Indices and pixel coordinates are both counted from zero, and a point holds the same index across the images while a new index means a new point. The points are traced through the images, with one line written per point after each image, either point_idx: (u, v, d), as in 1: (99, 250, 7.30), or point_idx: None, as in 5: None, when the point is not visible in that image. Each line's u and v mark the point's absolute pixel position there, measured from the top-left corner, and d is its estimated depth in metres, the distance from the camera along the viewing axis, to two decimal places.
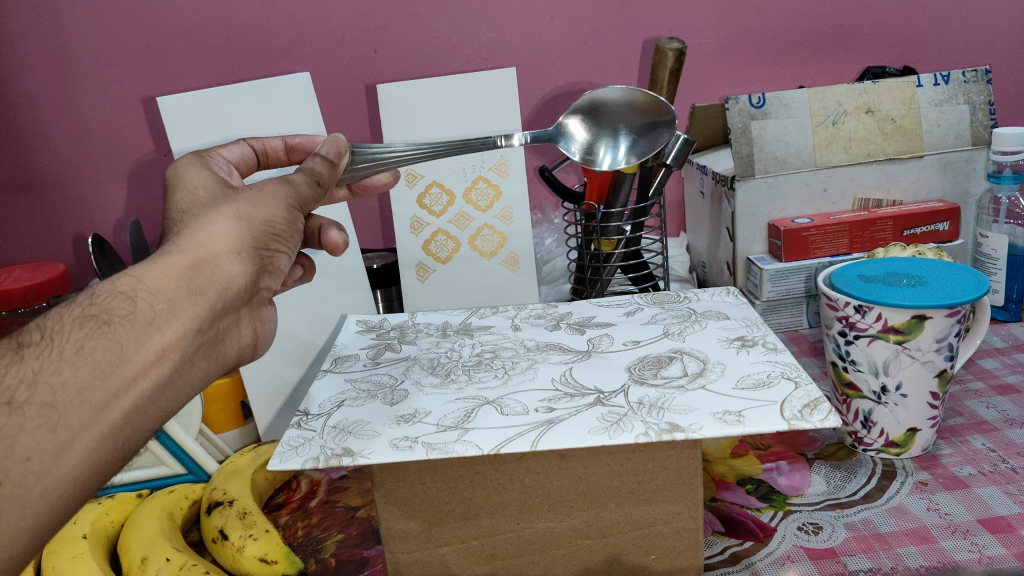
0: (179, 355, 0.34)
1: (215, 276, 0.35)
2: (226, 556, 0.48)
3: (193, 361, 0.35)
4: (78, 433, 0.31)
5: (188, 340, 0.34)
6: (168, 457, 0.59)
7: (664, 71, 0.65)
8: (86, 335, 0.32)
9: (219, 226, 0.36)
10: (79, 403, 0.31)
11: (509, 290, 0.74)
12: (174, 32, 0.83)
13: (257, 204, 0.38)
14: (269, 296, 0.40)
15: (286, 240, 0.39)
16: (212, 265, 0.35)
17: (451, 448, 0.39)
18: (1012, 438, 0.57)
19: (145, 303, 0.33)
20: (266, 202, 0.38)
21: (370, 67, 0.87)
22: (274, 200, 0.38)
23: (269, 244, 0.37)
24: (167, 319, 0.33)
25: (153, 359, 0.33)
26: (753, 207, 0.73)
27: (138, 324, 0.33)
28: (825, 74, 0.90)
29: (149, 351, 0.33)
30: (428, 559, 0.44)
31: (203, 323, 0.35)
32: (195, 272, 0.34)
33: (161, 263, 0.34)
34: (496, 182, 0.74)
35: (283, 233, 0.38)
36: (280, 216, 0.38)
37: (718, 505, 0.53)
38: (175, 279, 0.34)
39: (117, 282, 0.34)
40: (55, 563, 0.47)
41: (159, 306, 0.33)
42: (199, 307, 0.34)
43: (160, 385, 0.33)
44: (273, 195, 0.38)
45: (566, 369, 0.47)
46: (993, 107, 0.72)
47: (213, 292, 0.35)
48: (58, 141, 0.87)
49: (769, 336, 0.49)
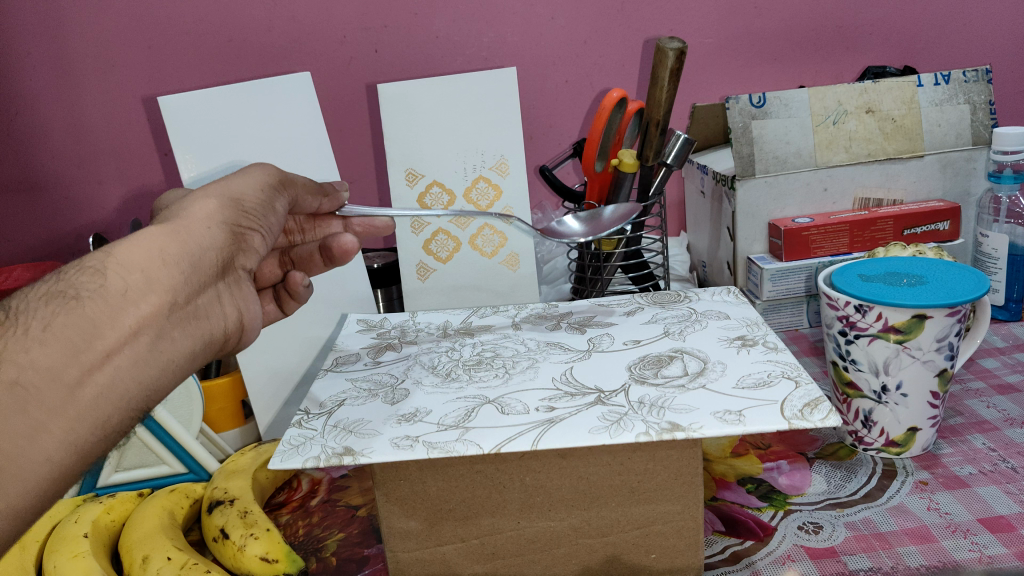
0: (155, 330, 0.33)
1: (188, 247, 0.35)
2: (227, 556, 0.48)
3: (173, 335, 0.34)
4: (51, 414, 0.30)
5: (164, 314, 0.33)
6: (168, 455, 0.59)
7: (665, 71, 0.65)
8: (56, 310, 0.30)
9: (194, 203, 0.37)
10: (52, 382, 0.30)
11: (510, 289, 0.74)
12: (174, 32, 0.83)
13: (226, 186, 0.39)
14: (248, 279, 0.40)
15: (258, 219, 0.40)
16: (184, 238, 0.35)
17: (452, 447, 0.39)
18: (1012, 438, 0.57)
19: (116, 276, 0.32)
20: (230, 186, 0.39)
21: (370, 66, 0.87)
22: (240, 185, 0.40)
23: (241, 220, 0.38)
24: (142, 292, 0.32)
25: (128, 333, 0.32)
26: (753, 207, 0.73)
27: (112, 298, 0.31)
28: (825, 73, 0.90)
29: (124, 325, 0.31)
30: (429, 557, 0.44)
31: (180, 296, 0.34)
32: (169, 240, 0.34)
33: (133, 237, 0.33)
34: (496, 182, 0.74)
35: (252, 211, 0.39)
36: (246, 197, 0.39)
37: (719, 503, 0.53)
38: (148, 251, 0.33)
39: (86, 259, 0.33)
40: (57, 563, 0.47)
41: (133, 279, 0.32)
42: (175, 277, 0.33)
43: (137, 362, 0.32)
44: (244, 183, 0.40)
45: (566, 368, 0.47)
46: (994, 107, 0.72)
47: (188, 264, 0.34)
48: (58, 140, 0.87)
49: (770, 335, 0.49)
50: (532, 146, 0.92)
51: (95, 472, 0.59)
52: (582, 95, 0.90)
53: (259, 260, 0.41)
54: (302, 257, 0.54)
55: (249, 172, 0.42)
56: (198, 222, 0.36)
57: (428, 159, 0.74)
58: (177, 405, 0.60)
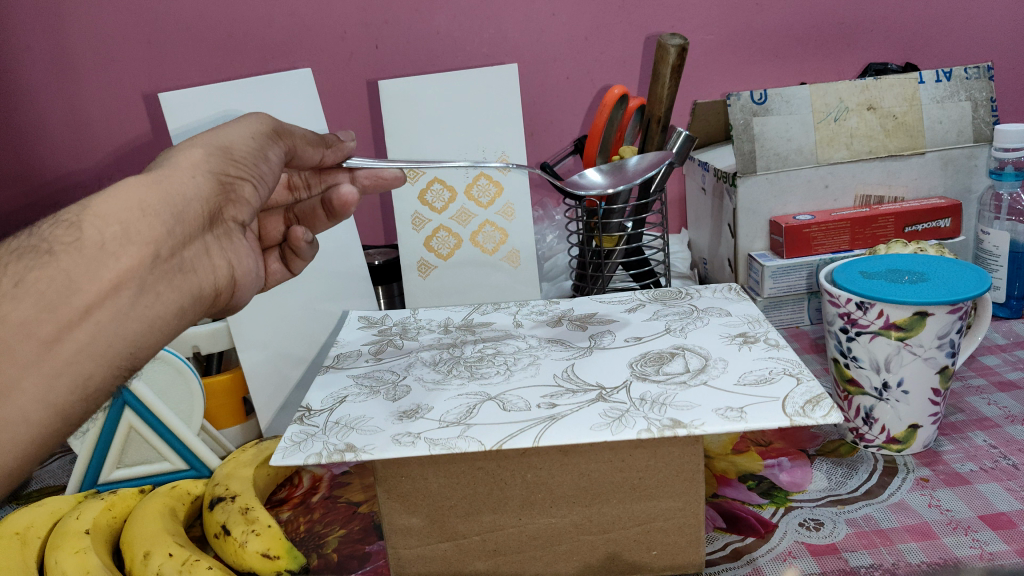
0: (137, 284, 0.32)
1: (170, 198, 0.34)
2: (229, 552, 0.48)
3: (158, 289, 0.33)
4: (26, 369, 0.30)
5: (146, 266, 0.33)
6: (168, 451, 0.59)
7: (667, 68, 0.65)
8: (30, 265, 0.31)
9: (181, 153, 0.37)
10: (25, 337, 0.30)
11: (511, 286, 0.74)
12: (175, 28, 0.83)
13: (215, 135, 0.39)
14: (241, 231, 0.40)
15: (249, 167, 0.39)
16: (166, 187, 0.34)
17: (454, 443, 0.39)
18: (1013, 435, 0.57)
19: (93, 229, 0.32)
20: (219, 134, 0.39)
21: (371, 63, 0.87)
22: (230, 133, 0.39)
23: (230, 168, 0.38)
24: (120, 244, 0.32)
25: (108, 288, 0.31)
26: (754, 204, 0.73)
27: (88, 252, 0.31)
28: (826, 70, 0.89)
29: (103, 279, 0.31)
30: (430, 554, 0.44)
31: (163, 248, 0.33)
32: (149, 190, 0.34)
33: (111, 188, 0.33)
34: (497, 179, 0.74)
35: (243, 159, 0.38)
36: (236, 144, 0.39)
37: (720, 500, 0.53)
38: (127, 202, 0.33)
39: (65, 214, 0.33)
40: (58, 559, 0.47)
41: (111, 231, 0.32)
42: (156, 229, 0.33)
43: (118, 317, 0.32)
44: (235, 130, 0.40)
45: (568, 365, 0.47)
46: (995, 104, 0.72)
47: (170, 215, 0.34)
48: (58, 135, 0.86)
49: (771, 332, 0.49)
50: (533, 142, 0.92)
51: (96, 468, 0.58)
52: (583, 91, 0.89)
53: (254, 212, 0.40)
54: (305, 213, 0.55)
55: (243, 120, 0.41)
56: (182, 171, 0.36)
57: (429, 155, 0.74)
58: (178, 402, 0.60)
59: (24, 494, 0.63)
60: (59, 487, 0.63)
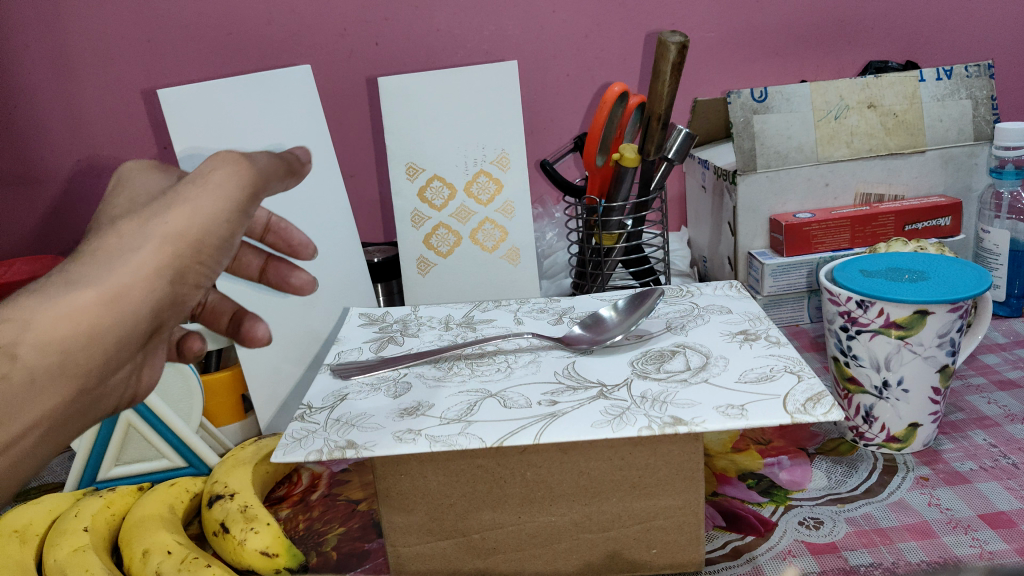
0: (56, 420, 0.29)
1: (114, 321, 0.29)
2: (228, 550, 0.48)
3: (74, 418, 0.30)
4: None
5: (72, 400, 0.30)
6: (167, 449, 0.58)
7: (667, 65, 0.64)
8: None
9: (144, 241, 0.30)
10: None
11: (511, 283, 0.74)
12: (174, 25, 0.83)
13: (194, 208, 0.31)
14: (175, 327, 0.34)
15: (211, 265, 0.32)
16: (116, 307, 0.29)
17: (455, 440, 0.39)
18: (1013, 434, 0.57)
19: (27, 358, 0.27)
20: (201, 203, 0.31)
21: (370, 59, 0.86)
22: (210, 202, 0.31)
23: (189, 269, 0.31)
24: (49, 380, 0.28)
25: (30, 426, 0.28)
26: (754, 201, 0.73)
27: (17, 388, 0.28)
28: (827, 68, 0.89)
29: (24, 419, 0.28)
30: (430, 552, 0.44)
31: (89, 380, 0.30)
32: (92, 312, 0.28)
33: (47, 304, 0.28)
34: (497, 176, 0.73)
35: (210, 256, 0.32)
36: (213, 232, 0.31)
37: (720, 498, 0.53)
38: (65, 328, 0.28)
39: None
40: (57, 558, 0.46)
41: (44, 364, 0.28)
42: (92, 359, 0.29)
43: (37, 446, 0.30)
44: (216, 197, 0.31)
45: (569, 362, 0.47)
46: (995, 102, 0.73)
47: (110, 343, 0.30)
48: (57, 132, 0.86)
49: (772, 330, 0.49)
50: (533, 140, 0.91)
51: (95, 466, 0.58)
52: (583, 88, 0.89)
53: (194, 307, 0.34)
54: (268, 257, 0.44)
55: (217, 176, 0.32)
56: (136, 274, 0.30)
57: (429, 153, 0.73)
58: (177, 399, 0.60)
59: (21, 492, 0.63)
60: (56, 486, 0.63)
